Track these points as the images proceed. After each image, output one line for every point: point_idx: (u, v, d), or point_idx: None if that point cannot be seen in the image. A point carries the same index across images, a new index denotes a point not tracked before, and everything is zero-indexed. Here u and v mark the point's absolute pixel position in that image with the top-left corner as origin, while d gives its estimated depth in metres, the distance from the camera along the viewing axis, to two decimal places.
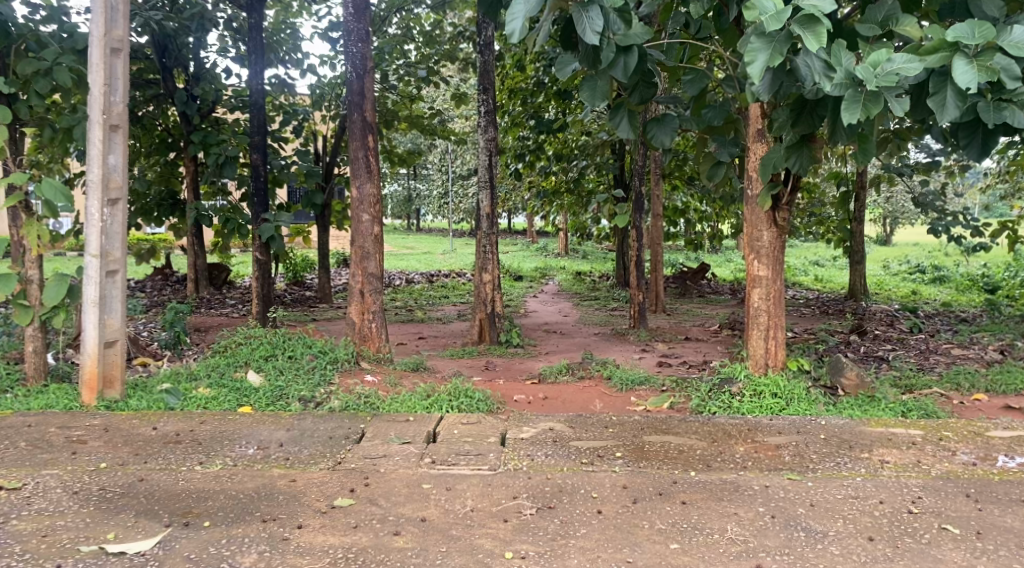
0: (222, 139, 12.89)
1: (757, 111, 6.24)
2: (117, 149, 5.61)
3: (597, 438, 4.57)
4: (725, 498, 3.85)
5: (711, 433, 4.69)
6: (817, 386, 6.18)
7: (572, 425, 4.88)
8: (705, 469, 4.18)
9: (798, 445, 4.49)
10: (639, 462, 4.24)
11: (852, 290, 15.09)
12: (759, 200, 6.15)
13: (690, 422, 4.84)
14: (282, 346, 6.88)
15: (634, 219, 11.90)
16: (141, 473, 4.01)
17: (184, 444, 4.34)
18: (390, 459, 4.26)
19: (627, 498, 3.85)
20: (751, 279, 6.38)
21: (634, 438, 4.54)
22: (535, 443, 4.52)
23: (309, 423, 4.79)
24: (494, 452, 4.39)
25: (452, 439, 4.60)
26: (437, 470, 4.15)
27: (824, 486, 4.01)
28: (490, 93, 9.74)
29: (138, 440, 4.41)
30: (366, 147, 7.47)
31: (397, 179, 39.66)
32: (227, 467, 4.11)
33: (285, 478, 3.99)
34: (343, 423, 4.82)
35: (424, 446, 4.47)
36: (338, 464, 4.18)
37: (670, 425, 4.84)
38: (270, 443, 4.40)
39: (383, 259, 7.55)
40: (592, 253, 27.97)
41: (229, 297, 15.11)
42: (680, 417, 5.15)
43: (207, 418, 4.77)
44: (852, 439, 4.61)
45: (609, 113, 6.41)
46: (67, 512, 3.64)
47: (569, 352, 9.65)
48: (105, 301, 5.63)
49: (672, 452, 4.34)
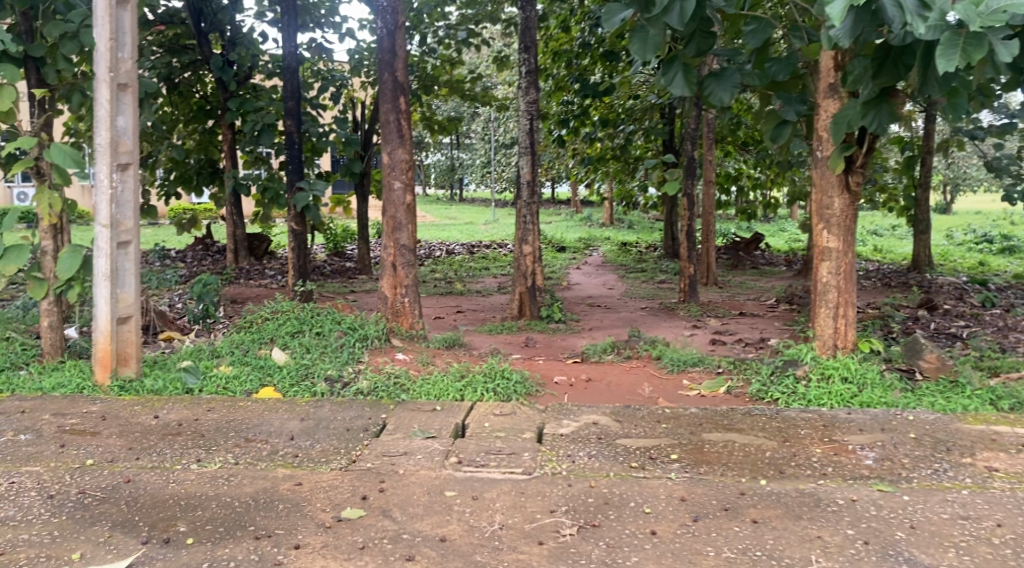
0: (259, 105, 12.51)
1: (828, 63, 5.59)
2: (127, 110, 5.22)
3: (648, 436, 4.08)
4: (805, 516, 3.34)
5: (781, 430, 4.18)
6: (893, 370, 5.59)
7: (619, 418, 4.39)
8: (778, 477, 3.67)
9: (884, 447, 3.96)
10: (698, 468, 3.74)
11: (915, 262, 14.26)
12: (830, 162, 5.53)
13: (755, 417, 4.33)
14: (312, 321, 6.47)
15: (685, 186, 11.21)
16: (130, 472, 3.67)
17: (183, 437, 4.02)
18: (411, 458, 3.84)
19: (687, 514, 3.35)
20: (819, 250, 5.78)
21: (691, 437, 4.05)
22: (577, 440, 4.05)
23: (326, 413, 4.42)
24: (529, 452, 3.92)
25: (482, 433, 4.16)
26: (463, 473, 3.72)
27: (923, 502, 3.47)
28: (531, 52, 9.14)
29: (135, 431, 4.11)
30: (398, 109, 7.00)
31: (441, 149, 39.25)
32: (226, 467, 3.75)
33: (289, 481, 3.61)
34: (363, 414, 4.43)
35: (451, 442, 4.04)
36: (352, 464, 3.79)
37: (732, 420, 4.33)
38: (279, 437, 4.05)
39: (416, 230, 7.10)
40: (639, 223, 27.26)
41: (268, 268, 14.86)
42: (742, 409, 4.64)
43: (214, 407, 4.45)
44: (948, 440, 4.06)
45: (663, 68, 5.84)
46: (35, 521, 3.29)
47: (613, 329, 9.13)
48: (117, 274, 5.27)
49: (735, 455, 3.84)
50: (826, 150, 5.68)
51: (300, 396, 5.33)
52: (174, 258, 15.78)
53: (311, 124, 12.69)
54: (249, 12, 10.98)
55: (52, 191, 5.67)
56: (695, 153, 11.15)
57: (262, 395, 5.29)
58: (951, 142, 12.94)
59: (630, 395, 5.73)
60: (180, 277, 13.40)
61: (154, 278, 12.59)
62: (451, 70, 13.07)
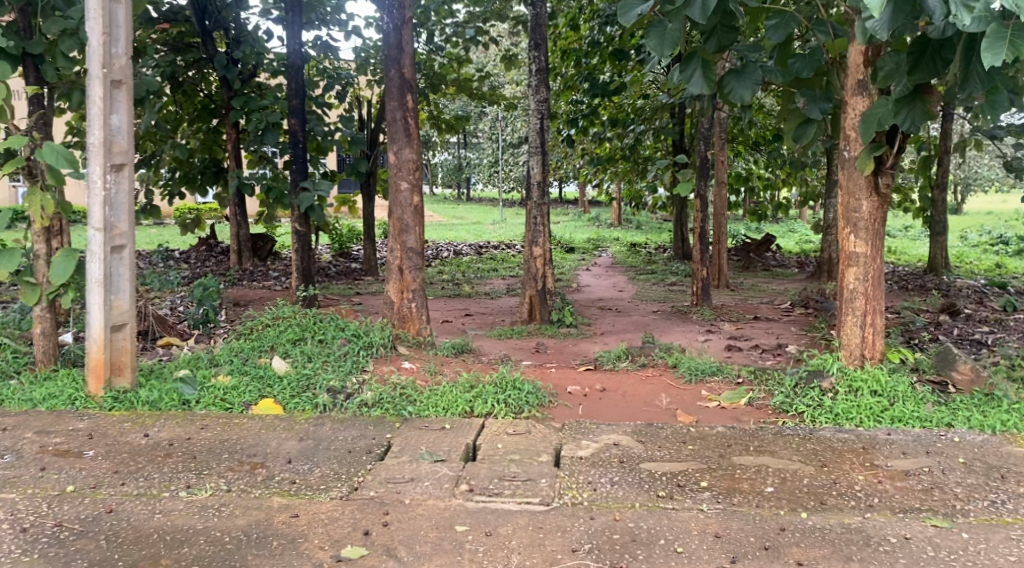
0: (263, 104, 12.27)
1: (857, 58, 5.33)
2: (121, 108, 4.97)
3: (674, 460, 3.84)
4: (855, 557, 3.11)
5: (817, 453, 3.94)
6: (924, 381, 5.34)
7: (641, 438, 4.14)
8: (819, 508, 3.44)
9: (933, 474, 3.73)
10: (732, 497, 3.50)
11: (932, 264, 13.96)
12: (859, 163, 5.27)
13: (788, 438, 4.08)
14: (315, 328, 6.22)
15: (698, 186, 10.92)
16: (114, 502, 3.45)
17: (173, 459, 3.80)
18: (418, 485, 3.60)
19: (723, 555, 3.12)
20: (845, 255, 5.52)
21: (721, 461, 3.81)
22: (598, 465, 3.80)
23: (327, 431, 4.17)
24: (547, 478, 3.68)
25: (495, 456, 3.91)
26: (475, 503, 3.48)
27: (985, 541, 3.23)
28: (542, 49, 8.88)
29: (122, 452, 3.89)
30: (405, 107, 6.75)
31: (448, 148, 39.07)
32: (218, 495, 3.52)
33: (285, 512, 3.38)
34: (366, 432, 4.18)
35: (461, 465, 3.80)
36: (354, 492, 3.55)
37: (763, 441, 4.09)
38: (276, 459, 3.81)
39: (424, 232, 6.85)
40: (647, 223, 27.00)
41: (272, 269, 14.64)
42: (772, 427, 4.39)
43: (208, 423, 4.23)
44: (1002, 466, 3.82)
45: (681, 66, 5.59)
46: (6, 558, 3.07)
47: (626, 334, 8.86)
48: (111, 280, 5.03)
49: (770, 483, 3.59)
50: (854, 150, 5.40)
51: (300, 410, 5.09)
52: (177, 258, 15.57)
53: (316, 122, 12.42)
54: (254, 10, 10.76)
55: (44, 193, 5.40)
56: (709, 153, 10.90)
57: (262, 410, 5.05)
58: (969, 142, 12.64)
59: (648, 407, 5.49)
60: (182, 279, 13.19)
61: (157, 280, 12.40)
62: (459, 69, 12.80)
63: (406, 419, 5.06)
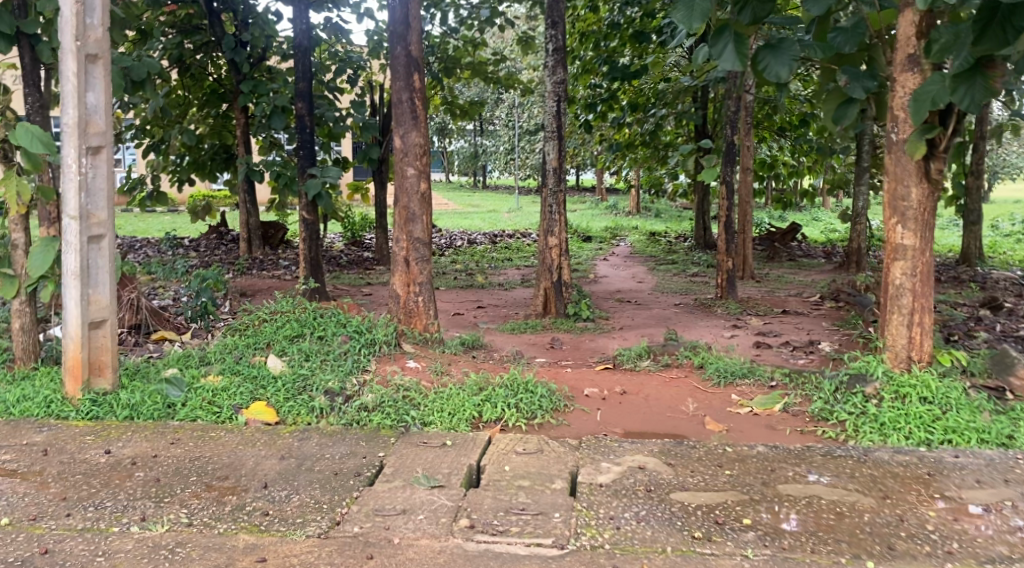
0: (272, 88, 11.88)
1: (908, 30, 4.81)
2: (97, 84, 4.55)
3: (711, 491, 3.42)
4: None
5: (878, 484, 3.50)
6: (978, 387, 4.86)
7: (670, 460, 3.72)
8: (887, 555, 3.00)
9: (1016, 511, 3.28)
10: (778, 540, 3.08)
11: (966, 255, 13.38)
12: (909, 147, 4.77)
13: (839, 465, 3.65)
14: (315, 323, 5.80)
15: (723, 172, 10.39)
16: (54, 539, 3.09)
17: (134, 487, 3.46)
18: (412, 520, 3.21)
19: None
20: (891, 248, 5.02)
21: (765, 493, 3.39)
22: (621, 496, 3.39)
23: (314, 450, 3.80)
24: (561, 511, 3.27)
25: (501, 482, 3.51)
26: (480, 543, 3.07)
27: None
28: (560, 27, 8.37)
29: (84, 475, 3.57)
30: (412, 87, 6.31)
31: (464, 135, 38.67)
32: (175, 530, 3.15)
33: (251, 554, 3.00)
34: (357, 450, 3.83)
35: (462, 494, 3.41)
36: (334, 527, 3.17)
37: (811, 466, 3.66)
38: (251, 487, 3.47)
39: (431, 222, 6.42)
40: (666, 212, 26.47)
41: (282, 258, 14.27)
42: (814, 446, 3.95)
43: (181, 441, 3.90)
44: None
45: (711, 40, 5.15)
46: None
47: (646, 328, 8.42)
48: (89, 273, 4.62)
49: (823, 524, 3.16)
50: (903, 132, 4.90)
51: (294, 415, 4.67)
52: (187, 247, 15.24)
53: (326, 106, 12.00)
54: None
55: (21, 177, 4.96)
56: (735, 139, 10.39)
57: (253, 414, 4.63)
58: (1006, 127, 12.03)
59: (672, 412, 5.07)
60: (190, 268, 12.86)
61: (163, 270, 12.10)
62: (474, 52, 12.33)
63: (410, 424, 4.65)
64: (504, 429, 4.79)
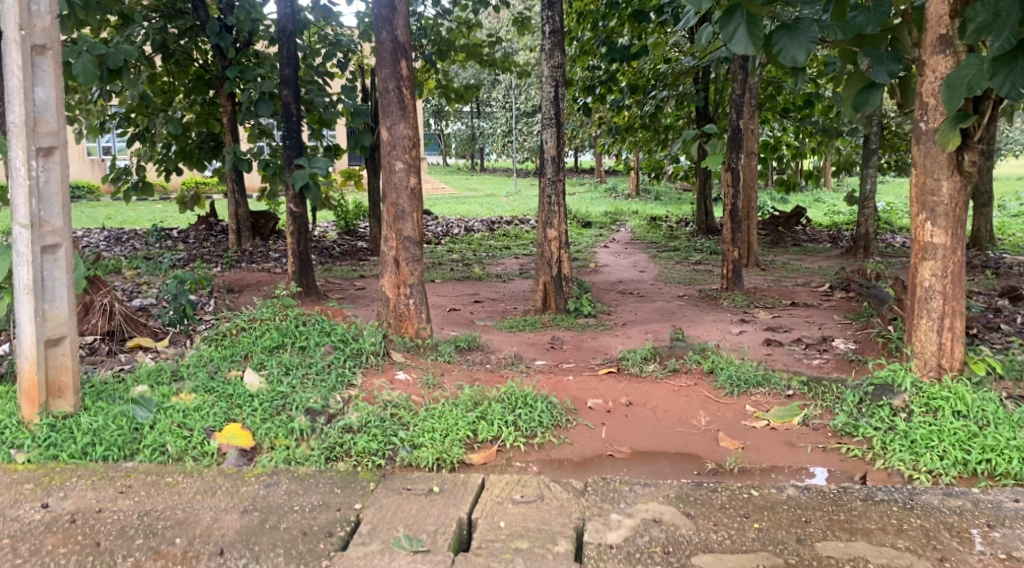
0: (259, 73, 11.41)
1: (940, 8, 4.38)
2: (46, 79, 4.11)
3: (742, 555, 3.05)
4: None
5: (932, 541, 3.13)
6: (1015, 400, 4.48)
7: (688, 511, 3.34)
8: None
9: None
10: None
11: (976, 238, 12.97)
12: (940, 137, 4.35)
13: (881, 518, 3.27)
14: (297, 332, 5.39)
15: (730, 158, 9.95)
16: None
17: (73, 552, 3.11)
18: None
19: None
20: (919, 247, 4.62)
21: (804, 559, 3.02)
22: (636, 563, 3.02)
23: (280, 503, 3.42)
24: None
25: (493, 544, 3.14)
26: None
27: None
28: (557, 8, 7.91)
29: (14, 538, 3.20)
30: (399, 75, 5.87)
31: (460, 117, 38.19)
32: None
33: None
34: (329, 500, 3.46)
35: (448, 562, 3.03)
36: None
37: (849, 518, 3.28)
38: (205, 552, 3.10)
39: (422, 219, 6.00)
40: (666, 194, 26.09)
41: (273, 250, 13.85)
42: (847, 488, 3.55)
43: (131, 491, 3.52)
44: None
45: (721, 20, 4.75)
46: None
47: (650, 325, 8.03)
48: (44, 286, 4.20)
49: None
50: (934, 121, 4.49)
51: (270, 439, 4.31)
52: (175, 239, 14.82)
53: (315, 92, 11.52)
54: None
55: None
56: (741, 124, 9.96)
57: (227, 438, 4.27)
58: None
59: (683, 428, 4.69)
60: (177, 262, 12.46)
61: (148, 265, 11.69)
62: (468, 33, 11.86)
63: (398, 448, 4.29)
64: (501, 449, 4.41)
